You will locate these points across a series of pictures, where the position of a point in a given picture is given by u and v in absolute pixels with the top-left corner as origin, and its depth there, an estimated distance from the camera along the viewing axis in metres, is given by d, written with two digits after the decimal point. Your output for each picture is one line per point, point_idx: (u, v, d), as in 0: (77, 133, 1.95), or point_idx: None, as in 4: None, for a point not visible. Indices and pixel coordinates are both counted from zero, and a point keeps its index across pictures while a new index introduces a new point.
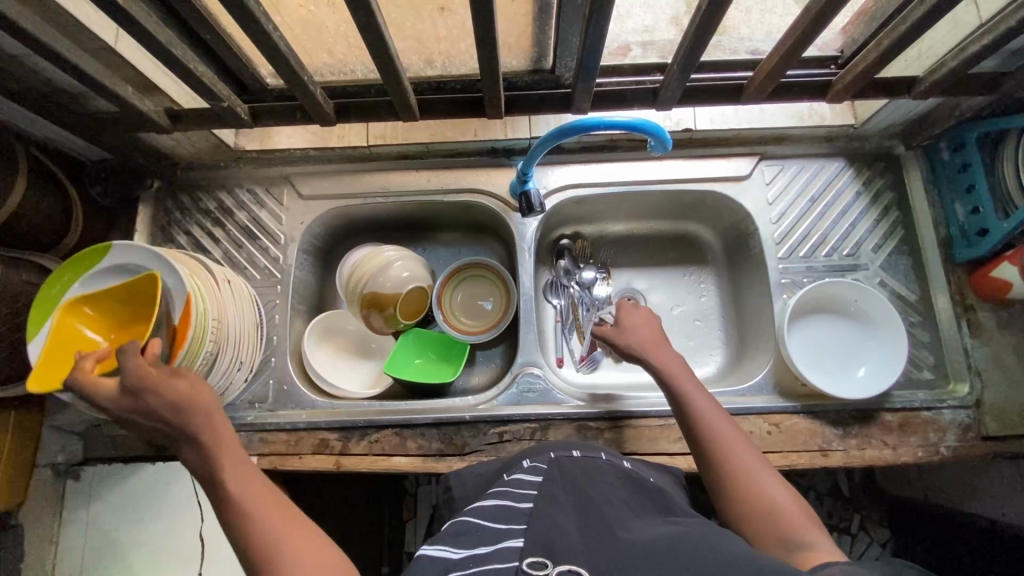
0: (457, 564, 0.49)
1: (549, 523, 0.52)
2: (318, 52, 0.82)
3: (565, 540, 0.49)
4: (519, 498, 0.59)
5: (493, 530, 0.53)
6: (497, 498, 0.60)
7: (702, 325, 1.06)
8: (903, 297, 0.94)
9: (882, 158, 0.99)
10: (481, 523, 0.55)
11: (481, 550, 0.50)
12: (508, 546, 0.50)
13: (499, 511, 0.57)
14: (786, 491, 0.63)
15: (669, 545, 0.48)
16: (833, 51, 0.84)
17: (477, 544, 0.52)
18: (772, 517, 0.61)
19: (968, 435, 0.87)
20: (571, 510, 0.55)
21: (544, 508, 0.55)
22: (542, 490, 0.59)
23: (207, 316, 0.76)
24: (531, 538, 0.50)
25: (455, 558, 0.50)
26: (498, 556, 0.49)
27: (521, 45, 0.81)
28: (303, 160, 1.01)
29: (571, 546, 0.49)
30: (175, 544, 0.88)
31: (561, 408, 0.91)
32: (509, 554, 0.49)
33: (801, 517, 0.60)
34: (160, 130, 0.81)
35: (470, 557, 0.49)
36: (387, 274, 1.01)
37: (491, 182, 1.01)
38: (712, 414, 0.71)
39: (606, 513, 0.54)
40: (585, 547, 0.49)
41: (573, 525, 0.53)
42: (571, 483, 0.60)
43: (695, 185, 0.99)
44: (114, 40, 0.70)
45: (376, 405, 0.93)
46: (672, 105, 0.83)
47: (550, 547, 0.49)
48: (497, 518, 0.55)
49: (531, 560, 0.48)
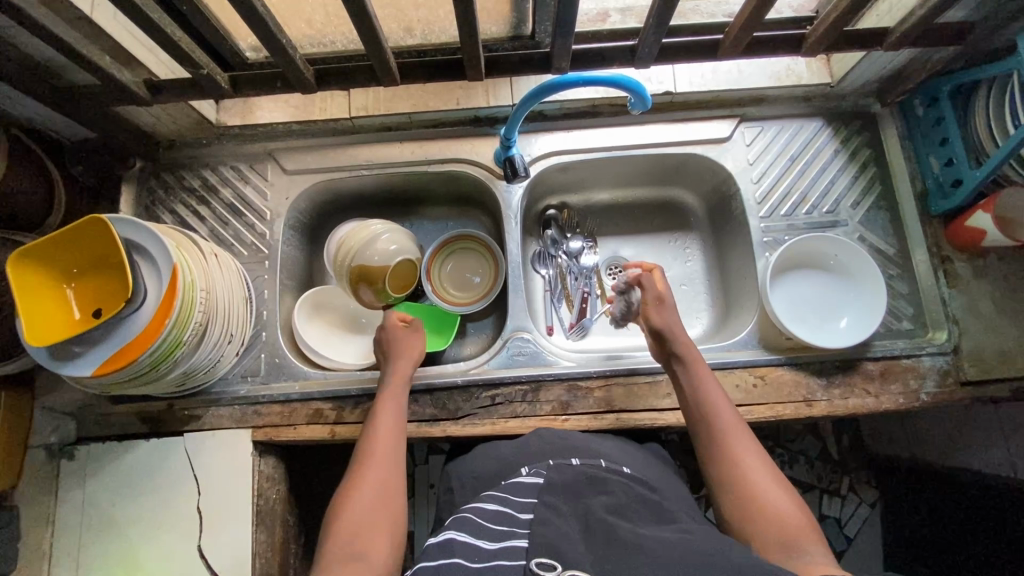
0: (463, 552, 0.54)
1: (553, 524, 0.55)
2: (297, 23, 0.83)
3: (567, 542, 0.53)
4: (520, 506, 0.61)
5: (498, 526, 0.58)
6: (499, 496, 0.64)
7: (688, 289, 1.08)
8: (882, 251, 0.97)
9: (860, 117, 1.01)
10: (484, 517, 0.60)
11: (486, 544, 0.55)
12: (512, 545, 0.54)
13: (502, 511, 0.60)
14: (787, 495, 0.65)
15: (673, 550, 0.50)
16: (809, 11, 0.86)
17: (485, 535, 0.56)
18: (774, 522, 0.62)
19: (947, 380, 0.90)
20: (573, 516, 0.58)
21: (546, 512, 0.58)
22: (542, 497, 0.61)
23: (194, 287, 0.76)
24: (535, 538, 0.54)
25: (461, 541, 0.56)
26: (504, 554, 0.53)
27: (498, 10, 0.84)
28: (286, 134, 1.02)
29: (574, 548, 0.52)
30: (172, 519, 0.88)
31: (552, 370, 0.92)
32: (516, 552, 0.53)
33: (802, 525, 0.62)
34: (140, 103, 0.81)
35: (476, 548, 0.54)
36: (374, 248, 1.02)
37: (474, 152, 1.01)
38: (725, 412, 0.74)
39: (610, 519, 0.56)
40: (586, 551, 0.52)
41: (576, 530, 0.55)
42: (570, 492, 0.63)
43: (677, 149, 1.00)
44: (89, 7, 0.69)
45: (368, 374, 0.94)
46: (650, 63, 0.83)
47: (553, 547, 0.52)
48: (499, 516, 0.59)
49: (539, 560, 0.51)
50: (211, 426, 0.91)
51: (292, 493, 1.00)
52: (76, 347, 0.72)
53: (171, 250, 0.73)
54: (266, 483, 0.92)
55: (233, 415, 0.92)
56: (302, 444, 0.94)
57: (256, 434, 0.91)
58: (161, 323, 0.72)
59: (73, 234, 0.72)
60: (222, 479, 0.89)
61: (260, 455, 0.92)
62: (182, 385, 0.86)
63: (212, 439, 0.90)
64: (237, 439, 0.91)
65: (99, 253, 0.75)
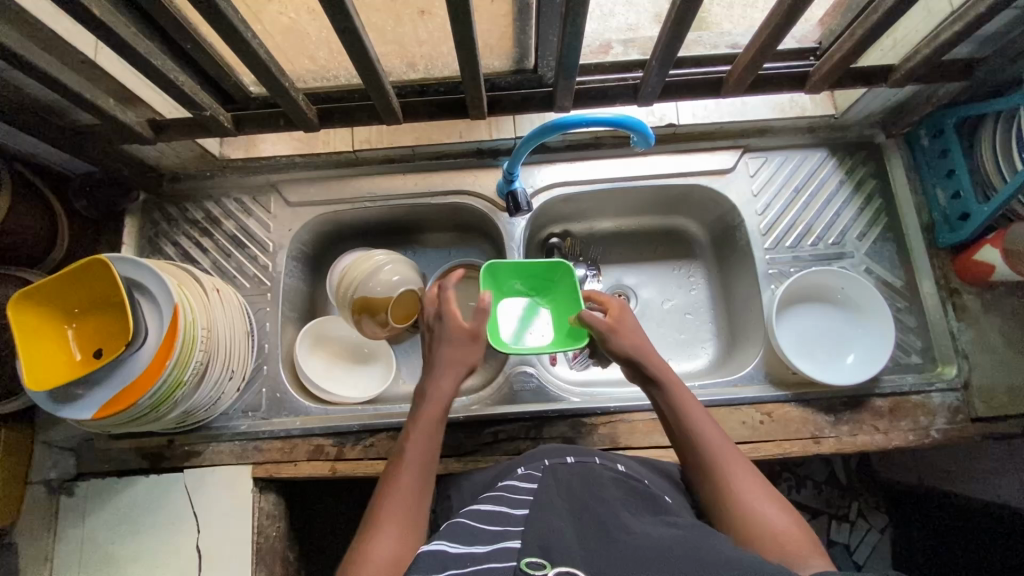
0: (455, 560, 0.49)
1: (547, 526, 0.52)
2: (300, 60, 0.82)
3: (562, 541, 0.49)
4: (514, 503, 0.59)
5: (490, 531, 0.54)
6: (492, 502, 0.60)
7: (693, 319, 1.07)
8: (889, 283, 0.95)
9: (864, 147, 1.00)
10: (477, 525, 0.55)
11: (480, 548, 0.51)
12: (505, 547, 0.50)
13: (495, 515, 0.57)
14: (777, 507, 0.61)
15: (669, 544, 0.48)
16: (813, 42, 0.84)
17: (476, 542, 0.52)
18: (765, 536, 0.59)
19: (957, 417, 0.88)
20: (566, 509, 0.56)
21: (541, 512, 0.55)
22: (537, 495, 0.59)
23: (195, 325, 0.76)
24: (529, 539, 0.50)
25: (453, 553, 0.50)
26: (496, 557, 0.49)
27: (501, 46, 0.82)
28: (289, 167, 1.02)
29: (570, 548, 0.48)
30: (172, 557, 0.87)
31: (555, 405, 0.91)
32: (507, 555, 0.49)
33: (800, 539, 0.58)
34: (143, 141, 0.81)
35: (469, 554, 0.50)
36: (376, 279, 1.01)
37: (477, 183, 1.01)
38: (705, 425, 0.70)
39: (604, 513, 0.55)
40: (583, 551, 0.48)
41: (571, 527, 0.52)
42: (566, 488, 0.61)
43: (681, 180, 1.00)
44: (94, 52, 0.70)
45: (370, 410, 0.94)
46: (653, 101, 0.84)
47: (547, 549, 0.48)
48: (492, 520, 0.56)
49: (531, 561, 0.47)
50: (211, 462, 0.90)
51: (290, 528, 0.99)
52: (74, 391, 0.71)
53: (171, 289, 0.73)
54: (266, 520, 0.91)
55: (234, 451, 0.91)
56: (302, 479, 0.93)
57: (257, 470, 0.90)
58: (162, 364, 0.71)
59: (74, 275, 0.72)
60: (222, 517, 0.88)
61: (260, 492, 0.91)
62: (183, 423, 0.85)
63: (211, 476, 0.90)
64: (237, 475, 0.90)
65: (98, 293, 0.74)
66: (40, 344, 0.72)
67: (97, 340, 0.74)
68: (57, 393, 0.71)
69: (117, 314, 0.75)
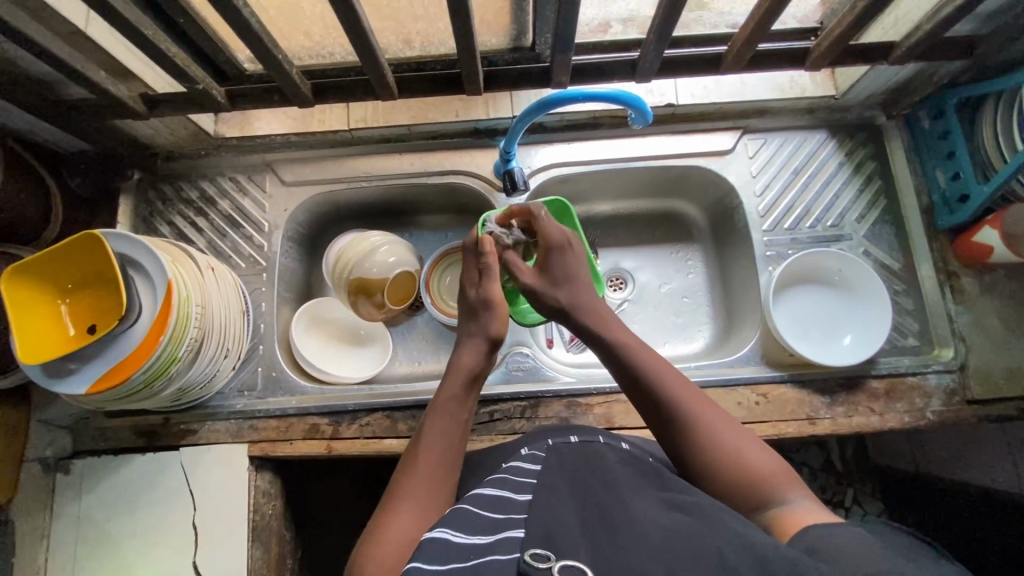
0: (459, 553, 0.48)
1: (550, 513, 0.51)
2: (295, 35, 0.80)
3: (564, 529, 0.48)
4: (518, 488, 0.58)
5: (494, 519, 0.53)
6: (496, 486, 0.60)
7: (690, 303, 1.06)
8: (887, 265, 0.95)
9: (864, 129, 0.99)
10: (481, 512, 0.54)
11: (483, 539, 0.49)
12: (508, 536, 0.49)
13: (499, 500, 0.56)
14: (756, 448, 0.59)
15: (671, 531, 0.47)
16: (814, 21, 0.82)
17: (480, 531, 0.51)
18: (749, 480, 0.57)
19: (953, 398, 0.88)
20: (569, 494, 0.56)
21: (544, 496, 0.54)
22: (540, 478, 0.59)
23: (189, 302, 0.75)
24: (530, 528, 0.49)
25: (456, 543, 0.49)
26: (498, 547, 0.48)
27: (498, 22, 0.80)
28: (284, 146, 1.01)
29: (571, 537, 0.47)
30: (169, 533, 0.87)
31: (552, 385, 0.92)
32: (512, 545, 0.47)
33: (780, 476, 0.57)
34: (137, 117, 0.81)
35: (471, 547, 0.48)
36: (372, 260, 1.01)
37: (474, 164, 1.01)
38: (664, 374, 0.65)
39: (604, 498, 0.54)
40: (585, 541, 0.47)
41: (574, 515, 0.52)
42: (570, 471, 0.61)
43: (679, 161, 0.99)
44: (84, 23, 0.69)
45: (365, 389, 0.94)
46: (652, 77, 0.83)
47: (549, 537, 0.47)
48: (495, 506, 0.55)
49: (533, 551, 0.46)
50: (207, 441, 0.91)
51: (286, 508, 1.00)
52: (65, 367, 0.71)
53: (165, 266, 0.72)
54: (262, 498, 0.91)
55: (229, 430, 0.91)
56: (298, 458, 0.93)
57: (252, 449, 0.90)
58: (156, 339, 0.71)
59: (68, 250, 0.72)
60: (219, 494, 0.89)
61: (256, 470, 0.91)
62: (178, 400, 0.85)
63: (208, 453, 0.90)
64: (232, 453, 0.90)
65: (93, 269, 0.74)
66: (30, 319, 0.71)
67: (90, 315, 0.74)
68: (47, 368, 0.70)
69: (109, 289, 0.74)
